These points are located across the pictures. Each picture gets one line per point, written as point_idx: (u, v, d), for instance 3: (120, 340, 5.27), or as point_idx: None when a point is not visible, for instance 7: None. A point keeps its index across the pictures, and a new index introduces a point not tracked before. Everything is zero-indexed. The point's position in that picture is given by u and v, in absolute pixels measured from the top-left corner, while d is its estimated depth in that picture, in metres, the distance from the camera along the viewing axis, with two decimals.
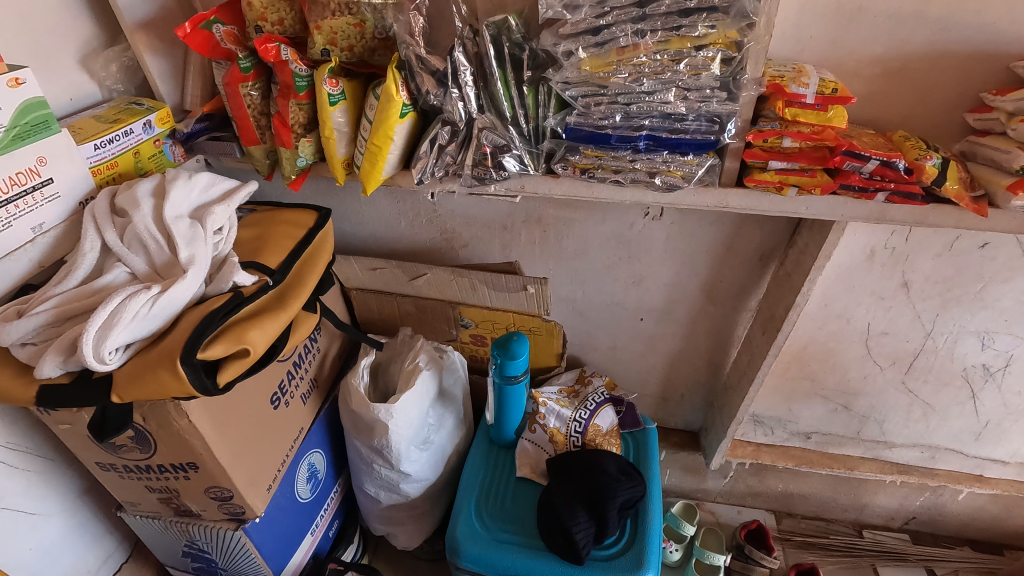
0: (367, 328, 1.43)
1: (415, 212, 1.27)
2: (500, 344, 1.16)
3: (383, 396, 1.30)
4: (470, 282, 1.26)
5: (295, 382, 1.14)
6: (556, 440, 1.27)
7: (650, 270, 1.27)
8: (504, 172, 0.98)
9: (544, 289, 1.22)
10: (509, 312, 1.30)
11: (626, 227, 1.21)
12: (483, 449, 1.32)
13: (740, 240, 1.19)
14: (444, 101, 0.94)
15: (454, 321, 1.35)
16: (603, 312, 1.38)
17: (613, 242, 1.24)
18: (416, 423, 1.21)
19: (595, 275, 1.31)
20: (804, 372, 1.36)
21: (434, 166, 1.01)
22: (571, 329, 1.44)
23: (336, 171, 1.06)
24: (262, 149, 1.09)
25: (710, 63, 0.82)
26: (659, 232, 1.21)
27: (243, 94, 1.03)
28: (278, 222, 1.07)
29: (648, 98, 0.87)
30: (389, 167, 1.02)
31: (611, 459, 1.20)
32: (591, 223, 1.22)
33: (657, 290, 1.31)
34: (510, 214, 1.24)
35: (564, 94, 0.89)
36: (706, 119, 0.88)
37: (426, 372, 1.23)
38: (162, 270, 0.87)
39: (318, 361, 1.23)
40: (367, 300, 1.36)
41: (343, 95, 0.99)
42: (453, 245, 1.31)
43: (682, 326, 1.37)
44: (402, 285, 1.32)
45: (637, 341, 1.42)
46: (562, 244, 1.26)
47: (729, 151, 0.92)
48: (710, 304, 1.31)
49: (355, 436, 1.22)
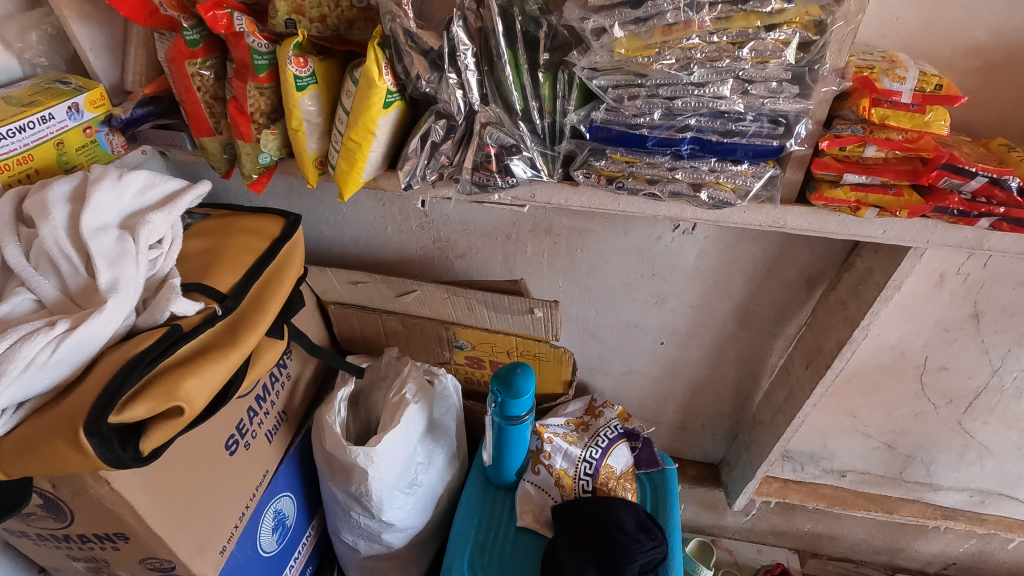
0: (348, 347, 1.25)
1: (403, 217, 1.08)
2: (501, 377, 0.98)
3: (363, 429, 1.14)
4: (467, 303, 1.06)
5: (257, 419, 0.97)
6: (563, 483, 1.11)
7: (675, 290, 1.10)
8: (512, 179, 0.79)
9: (553, 314, 1.01)
10: (512, 335, 1.11)
11: (651, 241, 1.03)
12: (478, 490, 1.16)
13: (784, 261, 1.02)
14: (439, 89, 0.75)
15: (448, 342, 1.17)
16: (617, 334, 1.20)
17: (634, 257, 1.06)
18: (400, 466, 1.04)
19: (611, 294, 1.13)
20: (845, 407, 1.19)
21: (425, 168, 0.83)
22: (580, 352, 1.26)
23: (307, 170, 0.88)
24: (218, 142, 0.90)
25: (783, 48, 0.63)
26: (690, 247, 1.03)
27: (191, 73, 0.83)
28: (235, 230, 0.88)
29: (698, 91, 0.69)
30: (370, 167, 0.84)
31: (629, 511, 1.03)
32: (610, 237, 1.03)
33: (681, 312, 1.14)
34: (515, 222, 1.05)
35: (590, 84, 0.70)
36: (769, 119, 0.70)
37: (414, 406, 1.07)
38: (78, 297, 0.69)
39: (286, 391, 1.05)
40: (348, 316, 1.18)
41: (314, 78, 0.80)
42: (447, 255, 1.13)
43: (708, 352, 1.20)
44: (388, 302, 1.13)
45: (655, 367, 1.25)
46: (575, 258, 1.08)
47: (793, 160, 0.73)
48: (742, 329, 1.14)
49: (330, 480, 1.05)
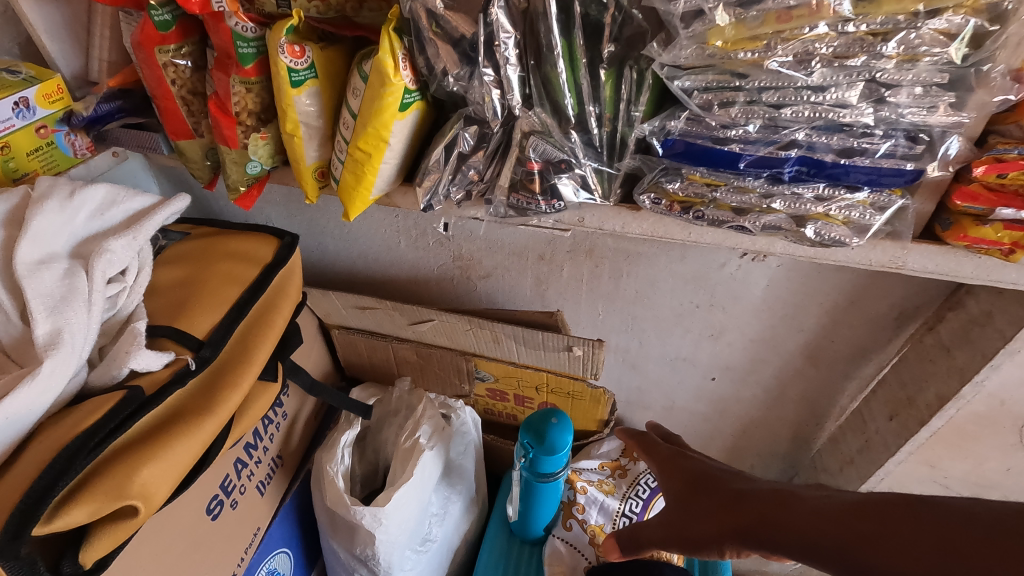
0: (356, 374, 1.11)
1: (419, 231, 0.94)
2: (531, 425, 0.84)
3: (370, 470, 1.02)
4: (493, 335, 0.90)
5: (247, 471, 0.83)
6: (598, 542, 0.96)
7: (734, 322, 0.94)
8: (559, 203, 0.64)
9: (596, 353, 0.86)
10: (543, 370, 0.96)
11: (713, 268, 0.86)
12: (501, 542, 1.03)
13: (874, 297, 0.85)
14: (470, 87, 0.60)
15: (468, 374, 1.03)
16: (662, 367, 1.05)
17: (690, 286, 0.90)
18: (413, 523, 0.90)
19: (659, 325, 0.98)
20: (926, 457, 1.03)
21: (450, 185, 0.68)
22: (618, 386, 1.12)
23: (305, 183, 0.73)
24: (199, 147, 0.75)
25: (946, 42, 0.46)
26: (759, 276, 0.86)
27: (162, 64, 0.68)
28: (220, 254, 0.72)
29: (816, 97, 0.51)
30: (383, 181, 0.69)
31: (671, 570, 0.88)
32: (663, 262, 0.87)
33: (739, 347, 0.98)
34: (550, 242, 0.89)
35: (670, 85, 0.54)
36: (904, 134, 0.54)
37: (429, 452, 0.92)
38: (12, 352, 0.55)
39: (282, 434, 0.91)
40: (354, 342, 1.03)
41: (313, 70, 0.64)
42: (470, 275, 0.98)
43: (766, 390, 1.04)
44: (400, 329, 0.98)
45: (702, 403, 1.10)
46: (619, 284, 0.92)
47: (924, 187, 0.57)
48: (810, 368, 0.98)
49: (332, 537, 0.91)
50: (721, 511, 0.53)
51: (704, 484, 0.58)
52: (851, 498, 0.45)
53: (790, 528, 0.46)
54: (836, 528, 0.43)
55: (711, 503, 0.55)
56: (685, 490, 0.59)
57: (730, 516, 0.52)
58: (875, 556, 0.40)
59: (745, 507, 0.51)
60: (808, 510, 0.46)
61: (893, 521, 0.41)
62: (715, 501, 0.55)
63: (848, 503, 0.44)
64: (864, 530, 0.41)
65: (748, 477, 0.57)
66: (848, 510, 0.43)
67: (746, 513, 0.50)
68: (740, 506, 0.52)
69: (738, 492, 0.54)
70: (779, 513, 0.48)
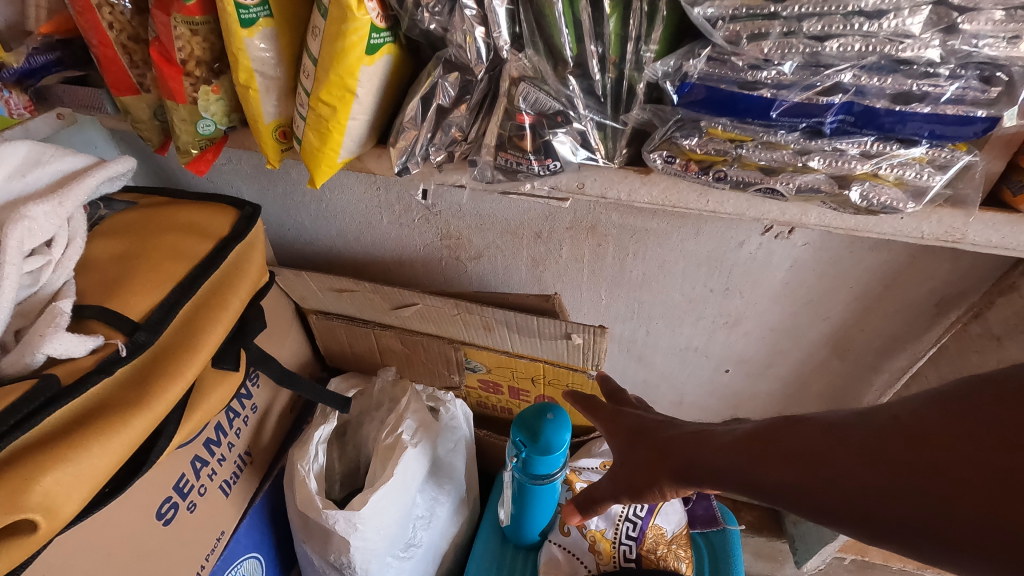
0: (337, 363, 1.02)
1: (402, 206, 0.85)
2: (525, 422, 0.75)
3: (350, 468, 0.93)
4: (483, 322, 0.81)
5: (207, 470, 0.75)
6: (599, 549, 0.88)
7: (752, 309, 0.85)
8: (554, 163, 0.54)
9: (598, 342, 0.77)
10: (540, 361, 0.87)
11: (730, 247, 0.77)
12: (493, 546, 0.95)
13: (913, 281, 0.75)
14: (449, 25, 0.50)
15: (458, 364, 0.94)
16: (670, 357, 0.96)
17: (704, 268, 0.80)
18: (395, 527, 0.82)
19: (668, 311, 0.88)
20: None
21: (429, 145, 0.58)
22: (622, 378, 1.04)
23: (265, 145, 0.64)
24: (145, 104, 0.66)
25: None
26: (781, 256, 0.76)
27: (94, 3, 0.58)
28: (167, 226, 0.63)
29: (867, 27, 0.41)
30: (352, 140, 0.60)
31: None
32: (674, 240, 0.78)
33: (757, 336, 0.89)
34: (548, 217, 0.79)
35: (691, 14, 0.44)
36: (976, 74, 0.44)
37: (413, 451, 0.84)
38: None
39: (251, 430, 0.83)
40: (333, 329, 0.94)
41: (265, 8, 0.54)
42: (459, 256, 0.89)
43: (785, 383, 0.95)
44: (381, 314, 0.89)
45: (713, 398, 1.02)
46: (624, 266, 0.83)
47: (995, 141, 0.47)
48: (836, 360, 0.89)
49: (305, 542, 0.83)
50: (640, 446, 0.50)
51: (627, 420, 0.54)
52: (752, 426, 0.43)
53: (696, 459, 0.44)
54: (734, 455, 0.41)
55: (633, 440, 0.51)
56: (614, 432, 0.54)
57: (645, 450, 0.49)
58: (768, 476, 0.38)
59: (670, 444, 0.47)
60: (712, 442, 0.44)
61: (780, 439, 0.39)
62: (634, 437, 0.51)
63: (748, 430, 0.42)
64: (759, 453, 0.40)
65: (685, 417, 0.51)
66: (748, 436, 0.41)
67: (660, 448, 0.48)
68: (655, 440, 0.49)
69: (658, 429, 0.50)
70: (689, 445, 0.45)
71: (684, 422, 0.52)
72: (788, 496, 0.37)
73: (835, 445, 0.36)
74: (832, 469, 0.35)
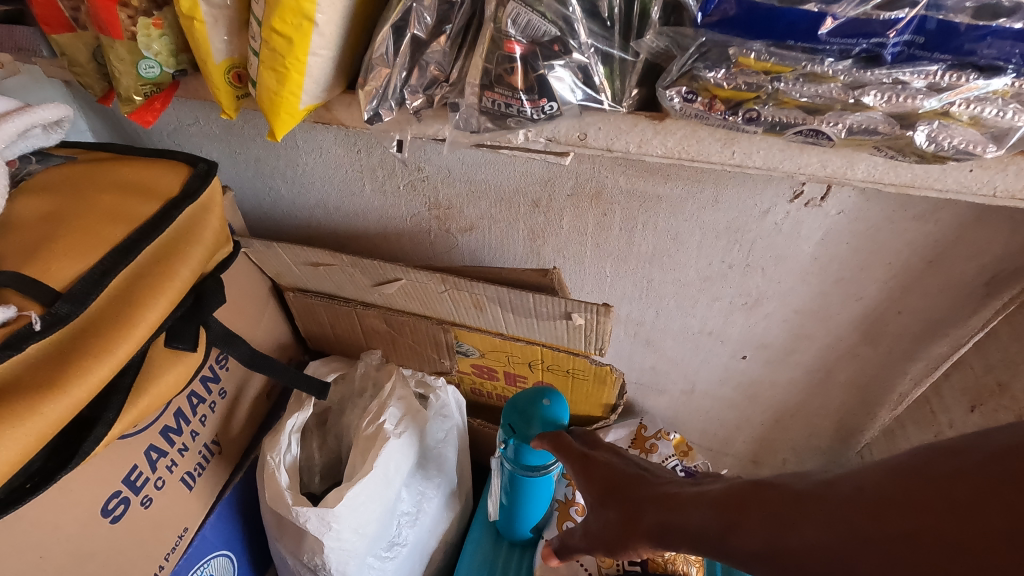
0: (319, 345, 0.95)
1: (385, 171, 0.76)
2: (517, 407, 0.66)
3: (331, 460, 0.86)
4: (473, 299, 0.73)
5: (166, 462, 0.67)
6: None
7: (775, 288, 0.76)
8: (549, 105, 0.45)
9: (603, 323, 0.68)
10: (537, 344, 0.79)
11: (753, 217, 0.68)
12: (486, 545, 0.88)
13: (961, 256, 0.65)
14: None
15: (448, 348, 0.85)
16: (681, 342, 0.88)
17: (722, 240, 0.71)
18: (376, 526, 0.74)
19: (679, 290, 0.80)
20: None
21: (404, 86, 0.50)
22: (628, 364, 0.95)
23: (218, 91, 0.55)
24: (81, 44, 0.57)
25: None
26: (811, 228, 0.67)
27: None
28: (106, 184, 0.55)
29: None
30: (314, 85, 0.51)
31: None
32: (689, 209, 0.68)
33: (779, 319, 0.80)
34: (546, 182, 0.70)
35: None
36: None
37: (396, 442, 0.76)
38: None
39: (219, 417, 0.75)
40: (313, 308, 0.86)
41: None
42: (449, 228, 0.81)
43: (807, 372, 0.86)
44: (363, 292, 0.80)
45: (728, 387, 0.94)
46: (632, 238, 0.74)
47: None
48: (866, 348, 0.80)
49: (278, 541, 0.75)
50: (614, 500, 0.46)
51: (599, 471, 0.50)
52: (723, 487, 0.39)
53: (672, 524, 0.40)
54: (708, 518, 0.38)
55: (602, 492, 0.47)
56: (588, 481, 0.50)
57: (615, 507, 0.45)
58: (743, 542, 0.35)
59: (645, 505, 0.43)
60: (681, 502, 0.41)
61: (747, 503, 0.36)
62: (605, 491, 0.47)
63: (715, 491, 0.39)
64: (732, 516, 0.36)
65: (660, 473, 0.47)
66: (721, 497, 0.38)
67: (629, 506, 0.44)
68: (626, 496, 0.45)
69: (631, 483, 0.47)
70: (661, 506, 0.42)
71: (662, 474, 0.48)
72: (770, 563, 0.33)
73: (804, 510, 0.33)
74: (800, 537, 0.32)
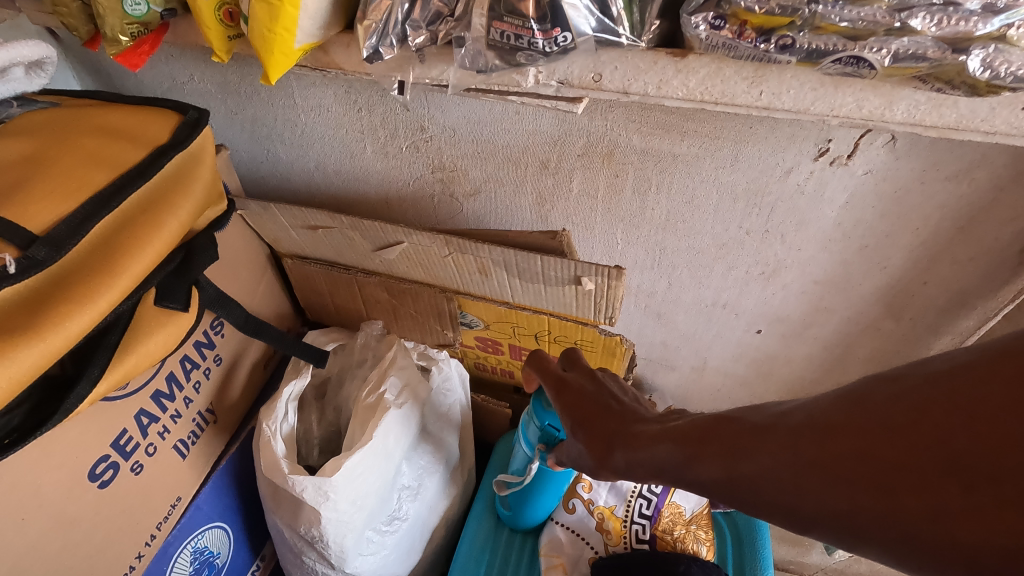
0: (319, 316, 0.92)
1: (386, 130, 0.72)
2: (545, 400, 0.63)
3: (330, 432, 0.83)
4: (478, 264, 0.70)
5: (158, 428, 0.64)
6: (607, 528, 0.78)
7: (795, 256, 0.72)
8: (563, 36, 0.42)
9: (614, 287, 0.65)
10: (545, 313, 0.75)
11: (775, 177, 0.64)
12: (489, 522, 0.85)
13: (997, 219, 0.61)
14: None
15: (450, 318, 0.82)
16: (694, 314, 0.85)
17: (742, 203, 0.68)
18: (375, 499, 0.72)
19: (694, 258, 0.76)
20: None
21: (406, 23, 0.46)
22: (638, 339, 0.92)
23: (209, 31, 0.52)
24: None
25: None
26: (836, 189, 0.63)
27: None
28: (90, 130, 0.52)
29: None
30: (310, 16, 0.48)
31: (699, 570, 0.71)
32: (708, 168, 0.65)
33: (798, 289, 0.76)
34: (556, 140, 0.67)
35: None
36: None
37: (397, 412, 0.73)
38: None
39: (214, 384, 0.72)
40: (311, 275, 0.83)
41: None
42: (453, 191, 0.77)
43: (826, 347, 0.83)
44: (363, 257, 0.77)
45: (741, 364, 0.91)
46: (646, 202, 0.70)
47: None
48: (890, 321, 0.76)
49: (273, 513, 0.73)
50: (588, 430, 0.44)
51: (576, 398, 0.48)
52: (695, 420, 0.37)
53: (635, 460, 0.38)
54: (670, 453, 0.36)
55: (573, 423, 0.46)
56: (568, 410, 0.48)
57: (586, 438, 0.44)
58: (704, 471, 0.33)
59: (616, 436, 0.42)
60: (643, 439, 0.39)
61: (714, 436, 0.34)
62: (581, 419, 0.46)
63: (680, 426, 0.37)
64: (703, 449, 0.34)
65: (638, 406, 0.44)
66: (689, 435, 0.35)
67: (597, 439, 0.43)
68: (597, 428, 0.44)
69: (602, 414, 0.45)
70: (627, 443, 0.40)
71: (640, 406, 0.45)
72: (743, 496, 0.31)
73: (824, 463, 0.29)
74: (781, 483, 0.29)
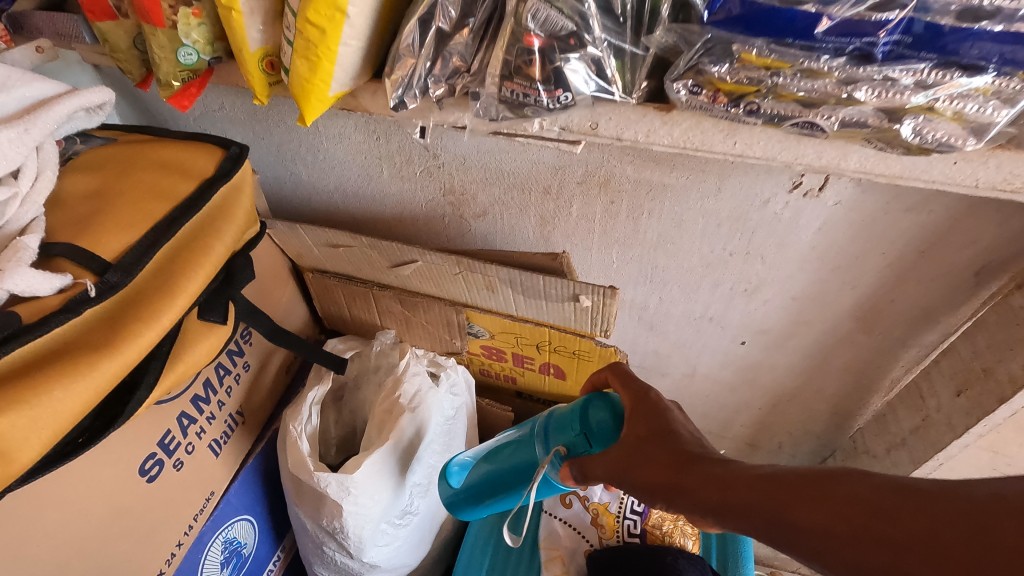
0: (335, 325, 0.99)
1: (402, 157, 0.79)
2: (594, 410, 0.54)
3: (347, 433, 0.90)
4: (486, 281, 0.77)
5: (195, 428, 0.71)
6: (601, 522, 0.86)
7: (774, 276, 0.79)
8: (565, 95, 0.48)
9: (609, 304, 0.72)
10: (546, 325, 0.82)
11: (754, 206, 0.71)
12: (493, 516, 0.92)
13: (952, 246, 0.68)
14: None
15: (459, 328, 0.89)
16: (683, 326, 0.92)
17: (725, 228, 0.75)
18: (390, 494, 0.78)
19: (684, 276, 0.83)
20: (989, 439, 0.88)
21: (428, 76, 0.53)
22: (633, 348, 0.99)
23: (252, 79, 0.59)
24: (125, 32, 0.60)
25: None
26: (810, 217, 0.70)
27: None
28: (146, 164, 0.59)
29: None
30: (343, 73, 0.55)
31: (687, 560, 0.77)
32: (694, 197, 0.72)
33: (778, 304, 0.83)
34: (558, 169, 0.74)
35: None
36: None
37: (408, 416, 0.80)
38: None
39: (243, 388, 0.79)
40: (330, 288, 0.90)
41: None
42: (462, 212, 0.84)
43: (806, 357, 0.90)
44: (379, 272, 0.84)
45: (728, 371, 0.98)
46: (638, 225, 0.77)
47: None
48: (862, 334, 0.83)
49: (297, 506, 0.80)
50: (660, 447, 0.42)
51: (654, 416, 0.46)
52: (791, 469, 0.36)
53: (722, 488, 0.36)
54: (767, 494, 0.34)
55: (644, 439, 0.44)
56: (640, 425, 0.46)
57: (657, 454, 0.42)
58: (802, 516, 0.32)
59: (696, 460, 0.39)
60: (737, 474, 0.36)
61: (824, 485, 0.33)
62: (654, 437, 0.44)
63: (783, 472, 0.35)
64: (785, 490, 0.34)
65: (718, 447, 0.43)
66: (783, 474, 0.35)
67: (673, 457, 0.41)
68: (673, 448, 0.42)
69: (682, 439, 0.43)
70: (716, 472, 0.38)
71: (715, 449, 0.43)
72: (772, 534, 0.33)
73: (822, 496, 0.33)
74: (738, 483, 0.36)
